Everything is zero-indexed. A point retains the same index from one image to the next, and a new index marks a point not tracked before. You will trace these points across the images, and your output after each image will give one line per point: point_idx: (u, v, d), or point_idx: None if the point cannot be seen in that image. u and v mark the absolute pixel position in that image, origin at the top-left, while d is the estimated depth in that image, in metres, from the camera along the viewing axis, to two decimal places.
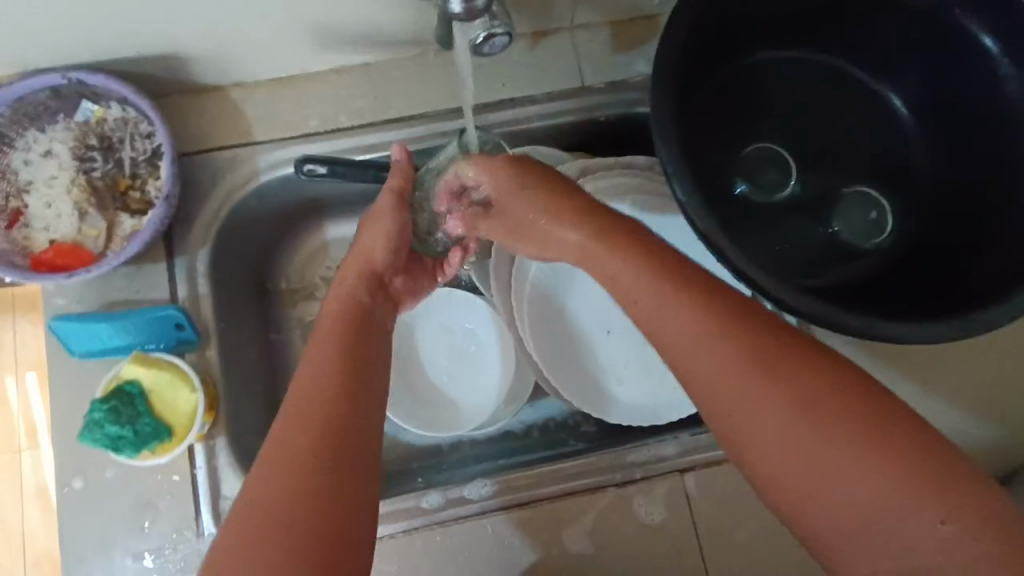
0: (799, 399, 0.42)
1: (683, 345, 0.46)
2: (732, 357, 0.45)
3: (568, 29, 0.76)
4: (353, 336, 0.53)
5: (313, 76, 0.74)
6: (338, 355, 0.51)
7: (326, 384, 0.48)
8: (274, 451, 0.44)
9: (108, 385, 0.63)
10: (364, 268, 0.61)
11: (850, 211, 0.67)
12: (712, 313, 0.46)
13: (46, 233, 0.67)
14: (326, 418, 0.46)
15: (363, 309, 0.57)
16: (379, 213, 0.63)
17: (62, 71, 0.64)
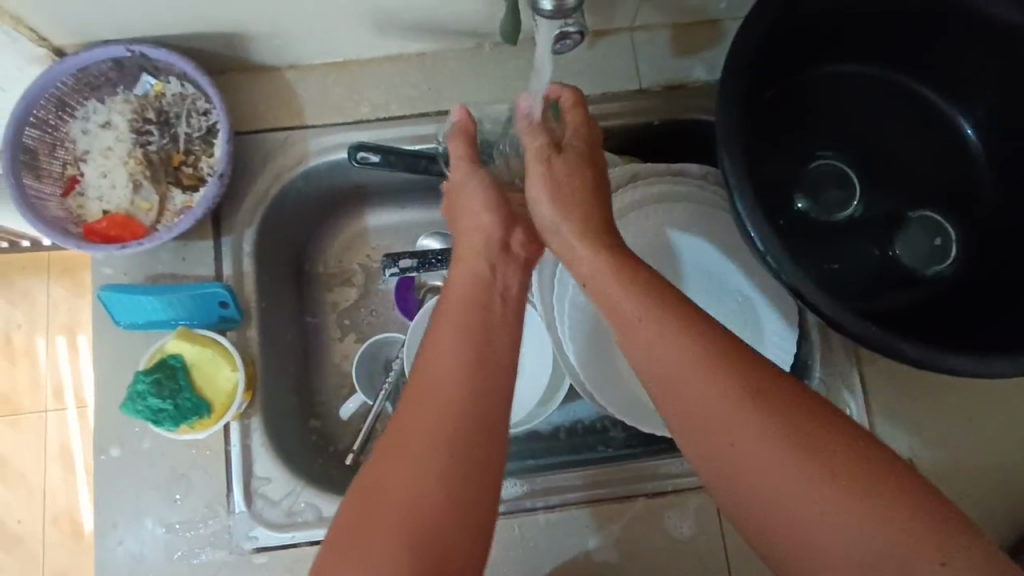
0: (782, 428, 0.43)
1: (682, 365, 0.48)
2: (714, 387, 0.46)
3: (628, 30, 0.74)
4: (475, 308, 0.54)
5: (369, 62, 0.74)
6: (465, 328, 0.52)
7: (459, 353, 0.50)
8: (411, 444, 0.46)
9: (152, 357, 0.64)
10: (475, 246, 0.60)
11: (912, 237, 0.65)
12: (706, 342, 0.48)
13: (101, 203, 0.68)
14: (464, 390, 0.48)
15: (481, 290, 0.56)
16: (470, 186, 0.63)
17: (127, 44, 0.65)
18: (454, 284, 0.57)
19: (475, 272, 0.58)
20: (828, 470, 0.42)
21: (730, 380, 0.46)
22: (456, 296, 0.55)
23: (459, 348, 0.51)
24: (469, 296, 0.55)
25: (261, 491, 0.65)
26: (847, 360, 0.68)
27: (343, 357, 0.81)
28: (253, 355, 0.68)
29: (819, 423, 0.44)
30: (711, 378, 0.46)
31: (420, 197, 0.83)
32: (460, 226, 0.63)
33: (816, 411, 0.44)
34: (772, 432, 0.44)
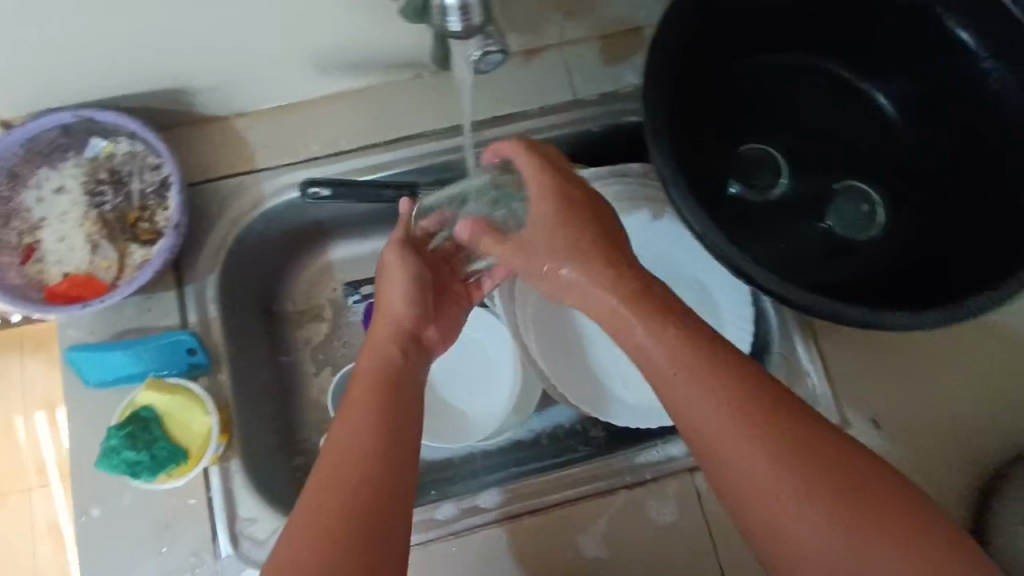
0: (800, 453, 0.46)
1: (706, 388, 0.49)
2: (736, 411, 0.48)
3: (558, 45, 0.78)
4: (388, 384, 0.56)
5: (313, 102, 0.76)
6: (374, 405, 0.53)
7: (358, 441, 0.51)
8: (310, 521, 0.47)
9: (124, 411, 0.64)
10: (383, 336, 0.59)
11: (844, 207, 0.69)
12: (730, 364, 0.50)
13: (60, 267, 0.68)
14: (365, 466, 0.50)
15: (393, 364, 0.57)
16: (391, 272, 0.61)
17: (72, 110, 0.67)
18: (364, 368, 0.57)
19: (381, 356, 0.58)
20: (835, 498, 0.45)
21: (751, 404, 0.48)
22: (357, 389, 0.55)
23: (359, 437, 0.51)
24: (375, 388, 0.55)
25: (248, 532, 0.65)
26: (803, 332, 0.71)
27: (320, 391, 0.81)
28: (227, 399, 0.68)
29: (824, 452, 0.47)
30: (732, 402, 0.48)
31: (379, 226, 0.85)
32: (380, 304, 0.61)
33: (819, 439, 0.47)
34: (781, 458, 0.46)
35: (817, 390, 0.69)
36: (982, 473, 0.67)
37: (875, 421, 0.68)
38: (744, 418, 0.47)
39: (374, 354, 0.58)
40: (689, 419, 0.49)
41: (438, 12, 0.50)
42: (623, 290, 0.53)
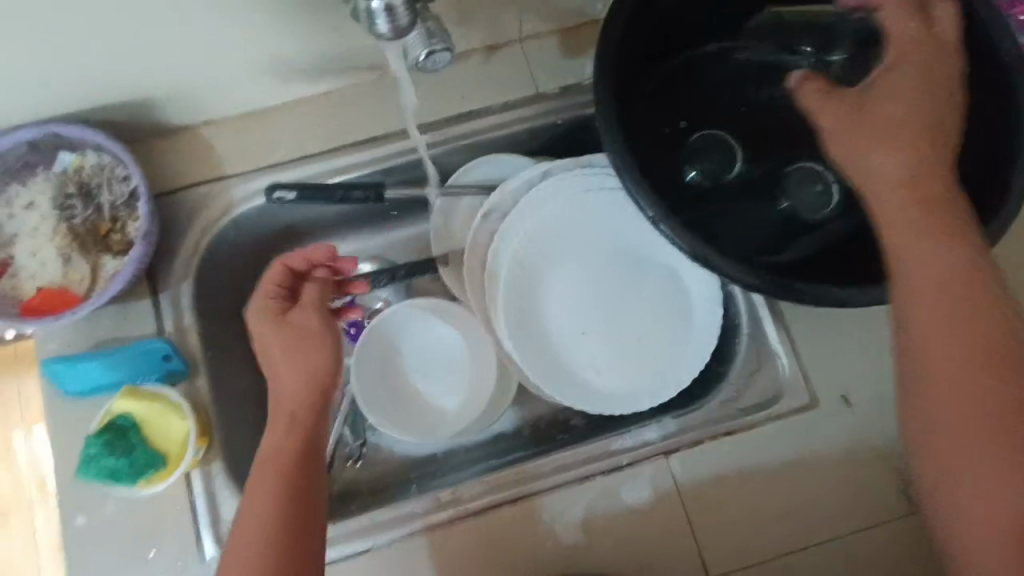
0: (993, 425, 0.44)
1: (940, 318, 0.47)
2: (949, 341, 0.46)
3: (518, 41, 0.79)
4: (290, 469, 0.54)
5: (278, 108, 0.77)
6: (276, 496, 0.53)
7: (259, 536, 0.51)
8: None
9: (102, 419, 0.65)
10: (278, 410, 0.57)
11: (801, 187, 0.69)
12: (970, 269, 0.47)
13: (34, 281, 0.69)
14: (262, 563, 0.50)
15: (293, 446, 0.55)
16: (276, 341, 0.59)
17: (37, 126, 0.68)
18: (268, 451, 0.55)
19: (284, 436, 0.56)
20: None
21: (954, 339, 0.46)
22: (257, 478, 0.54)
23: (258, 533, 0.51)
24: (275, 471, 0.54)
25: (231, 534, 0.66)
26: (771, 314, 0.71)
27: None
28: (205, 404, 0.69)
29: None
30: (951, 327, 0.46)
31: (354, 228, 0.86)
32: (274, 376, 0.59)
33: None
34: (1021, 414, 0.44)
35: (787, 369, 0.70)
36: None
37: (846, 398, 0.68)
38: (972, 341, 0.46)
39: (272, 433, 0.56)
40: (918, 337, 0.47)
41: (365, 15, 0.52)
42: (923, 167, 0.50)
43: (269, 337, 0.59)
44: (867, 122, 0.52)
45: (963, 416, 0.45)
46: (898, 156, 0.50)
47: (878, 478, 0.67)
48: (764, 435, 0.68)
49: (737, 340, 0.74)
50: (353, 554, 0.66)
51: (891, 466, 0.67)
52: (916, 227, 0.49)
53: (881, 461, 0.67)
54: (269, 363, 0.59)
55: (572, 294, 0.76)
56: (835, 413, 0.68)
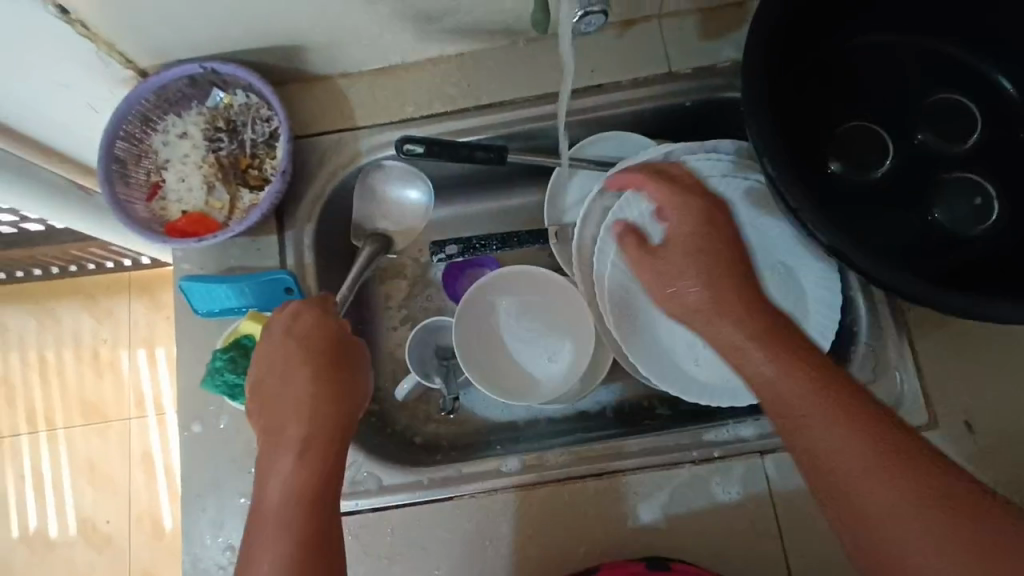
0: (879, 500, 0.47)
1: (815, 409, 0.51)
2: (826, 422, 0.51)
3: (656, 17, 0.77)
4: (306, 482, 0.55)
5: (411, 66, 0.80)
6: (292, 511, 0.53)
7: (276, 549, 0.52)
8: None
9: (229, 337, 0.70)
10: (291, 446, 0.57)
11: (954, 198, 0.64)
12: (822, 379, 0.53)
13: (180, 205, 0.76)
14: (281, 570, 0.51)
15: (308, 460, 0.56)
16: (283, 349, 0.62)
17: (200, 61, 0.73)
18: (278, 466, 0.56)
19: (294, 453, 0.56)
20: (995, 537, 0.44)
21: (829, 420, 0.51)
22: (274, 498, 0.54)
23: (277, 544, 0.52)
24: (290, 486, 0.55)
25: None
26: (896, 329, 0.67)
27: (397, 344, 0.86)
28: None
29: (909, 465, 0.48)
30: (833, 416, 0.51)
31: (464, 190, 0.88)
32: (271, 394, 0.60)
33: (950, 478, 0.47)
34: (930, 505, 0.46)
35: (906, 387, 0.66)
36: None
37: (967, 423, 0.64)
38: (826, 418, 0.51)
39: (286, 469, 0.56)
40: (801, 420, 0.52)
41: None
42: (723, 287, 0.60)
43: (270, 372, 0.61)
44: (714, 331, 0.59)
45: (900, 503, 0.46)
46: (785, 361, 0.55)
47: None
48: None
49: (851, 348, 0.70)
50: (437, 499, 0.68)
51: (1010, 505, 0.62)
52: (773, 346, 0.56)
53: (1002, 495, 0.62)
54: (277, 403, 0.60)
55: None
56: (953, 437, 0.64)
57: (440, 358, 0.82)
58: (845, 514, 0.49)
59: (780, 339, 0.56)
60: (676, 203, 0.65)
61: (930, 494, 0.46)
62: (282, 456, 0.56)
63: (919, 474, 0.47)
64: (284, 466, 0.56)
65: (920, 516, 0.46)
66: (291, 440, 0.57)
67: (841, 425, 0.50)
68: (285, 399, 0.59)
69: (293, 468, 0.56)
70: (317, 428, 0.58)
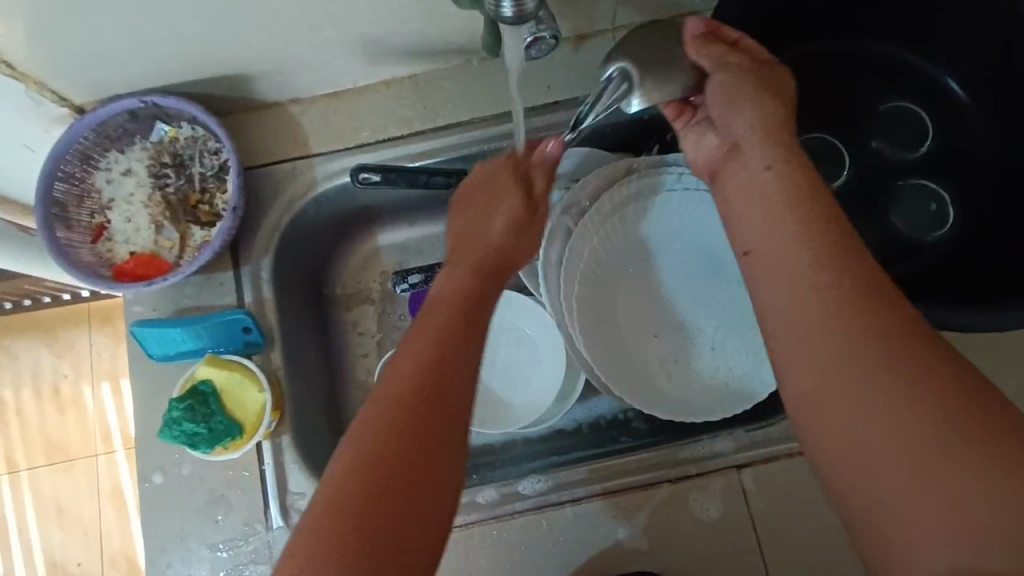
0: (918, 409, 0.39)
1: (816, 302, 0.44)
2: (846, 322, 0.43)
3: (610, 31, 0.76)
4: (466, 308, 0.56)
5: (364, 90, 0.77)
6: (444, 325, 0.54)
7: (417, 351, 0.52)
8: (368, 414, 0.49)
9: (185, 385, 0.67)
10: (456, 301, 0.57)
11: (909, 206, 0.65)
12: (853, 269, 0.44)
13: (127, 245, 0.72)
14: (421, 366, 0.50)
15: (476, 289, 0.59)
16: (502, 198, 0.63)
17: (139, 96, 0.70)
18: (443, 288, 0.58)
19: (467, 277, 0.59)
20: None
21: (849, 313, 0.43)
22: (433, 307, 0.56)
23: (418, 346, 0.52)
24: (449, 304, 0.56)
25: (297, 506, 0.67)
26: None
27: (366, 373, 0.84)
28: (278, 376, 0.71)
29: (942, 385, 0.39)
30: (849, 306, 0.43)
31: (427, 211, 0.86)
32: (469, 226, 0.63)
33: (997, 419, 0.38)
34: (951, 433, 0.38)
35: None
36: None
37: None
38: (860, 315, 0.43)
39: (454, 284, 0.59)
40: (784, 308, 0.46)
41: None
42: (775, 177, 0.50)
43: (478, 212, 0.63)
44: (757, 192, 0.51)
45: (904, 419, 0.39)
46: (813, 244, 0.46)
47: None
48: None
49: None
50: None
51: None
52: (797, 220, 0.48)
53: None
54: (488, 250, 0.61)
55: (649, 302, 0.75)
56: None
57: None
58: (817, 430, 0.43)
59: (815, 234, 0.46)
60: (745, 99, 0.53)
61: (962, 425, 0.38)
62: (456, 280, 0.59)
63: (952, 405, 0.39)
64: (448, 289, 0.58)
65: (931, 436, 0.38)
66: (465, 267, 0.60)
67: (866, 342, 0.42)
68: (478, 232, 0.62)
69: (463, 289, 0.58)
70: (488, 268, 0.61)
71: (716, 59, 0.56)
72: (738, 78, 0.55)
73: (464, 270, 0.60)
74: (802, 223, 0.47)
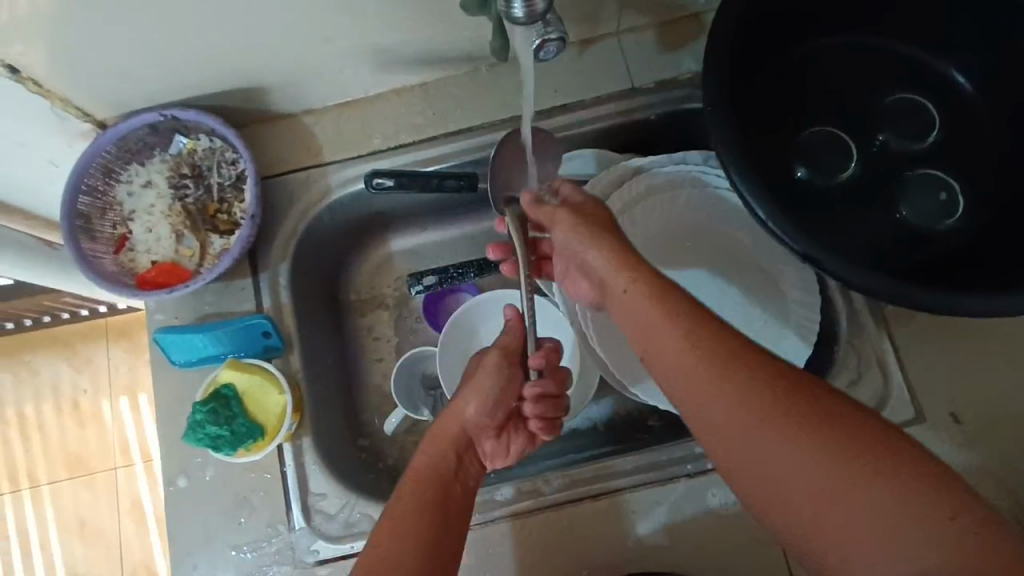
0: (819, 449, 0.43)
1: (710, 384, 0.47)
2: (737, 394, 0.46)
3: (614, 34, 0.78)
4: (444, 463, 0.61)
5: (375, 98, 0.79)
6: (428, 483, 0.58)
7: (405, 504, 0.56)
8: (370, 559, 0.51)
9: (207, 389, 0.69)
10: (430, 470, 0.59)
11: (918, 197, 0.65)
12: (724, 347, 0.48)
13: (149, 255, 0.74)
14: (412, 518, 0.54)
15: (448, 451, 0.61)
16: (484, 379, 0.65)
17: (159, 109, 0.72)
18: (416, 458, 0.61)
19: (437, 449, 0.61)
20: (920, 485, 0.41)
21: (737, 381, 0.47)
22: (411, 476, 0.59)
23: (405, 501, 0.56)
24: (422, 467, 0.59)
25: (319, 507, 0.69)
26: (876, 326, 0.69)
27: (382, 376, 0.85)
28: (298, 379, 0.72)
29: (824, 419, 0.44)
30: (732, 378, 0.47)
31: (439, 216, 0.87)
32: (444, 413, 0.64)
33: (878, 436, 0.43)
34: (848, 465, 0.42)
35: (891, 383, 0.67)
36: None
37: (953, 413, 0.65)
38: (748, 387, 0.46)
39: (437, 451, 0.61)
40: (691, 403, 0.49)
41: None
42: (635, 295, 0.55)
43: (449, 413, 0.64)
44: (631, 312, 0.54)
45: (813, 467, 0.43)
46: (690, 333, 0.50)
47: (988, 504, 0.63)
48: None
49: (833, 351, 0.70)
50: None
51: (1000, 490, 0.63)
52: (666, 333, 0.51)
53: (993, 481, 0.63)
54: (462, 431, 0.63)
55: None
56: (940, 429, 0.65)
57: (427, 388, 0.82)
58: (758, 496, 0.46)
59: (681, 325, 0.50)
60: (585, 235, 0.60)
61: (851, 452, 0.43)
62: (425, 454, 0.61)
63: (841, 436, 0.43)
64: (424, 460, 0.60)
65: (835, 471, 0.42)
66: (434, 443, 0.62)
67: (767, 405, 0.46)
68: (460, 399, 0.64)
69: (435, 458, 0.60)
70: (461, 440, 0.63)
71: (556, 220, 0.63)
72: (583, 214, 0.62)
73: (426, 445, 0.62)
74: (672, 320, 0.51)
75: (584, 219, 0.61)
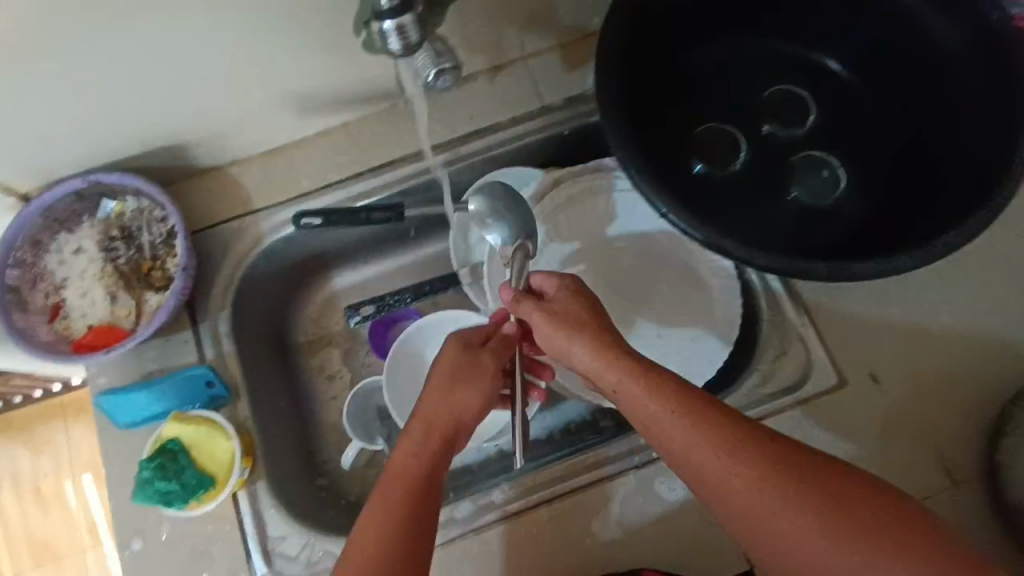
0: (832, 527, 0.46)
1: (717, 462, 0.50)
2: (749, 472, 0.49)
3: (520, 59, 0.82)
4: (429, 465, 0.56)
5: (298, 143, 0.82)
6: (407, 490, 0.53)
7: (383, 516, 0.52)
8: None
9: (154, 445, 0.69)
10: (416, 475, 0.54)
11: (806, 177, 0.71)
12: (730, 429, 0.51)
13: (84, 320, 0.74)
14: (389, 537, 0.50)
15: (437, 449, 0.57)
16: (464, 370, 0.62)
17: (82, 176, 0.73)
18: (401, 454, 0.56)
19: (422, 448, 0.57)
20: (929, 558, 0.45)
21: (748, 460, 0.50)
22: (393, 475, 0.55)
23: (383, 511, 0.52)
24: (405, 466, 0.55)
25: (279, 550, 0.68)
26: (794, 304, 0.73)
27: (337, 413, 0.85)
28: (247, 425, 0.72)
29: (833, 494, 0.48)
30: (740, 455, 0.50)
31: (377, 250, 0.90)
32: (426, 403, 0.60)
33: (885, 511, 0.47)
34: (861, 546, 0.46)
35: (811, 351, 0.71)
36: (983, 415, 0.67)
37: (872, 373, 0.69)
38: (758, 466, 0.49)
39: (422, 453, 0.56)
40: (700, 477, 0.51)
41: (379, 37, 0.53)
42: (626, 396, 0.56)
43: (434, 406, 0.59)
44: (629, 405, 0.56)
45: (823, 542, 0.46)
46: (694, 413, 0.52)
47: (916, 455, 0.66)
48: (794, 417, 0.68)
49: (758, 328, 0.76)
50: None
51: (925, 441, 0.67)
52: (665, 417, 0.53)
53: (917, 433, 0.67)
54: (451, 425, 0.59)
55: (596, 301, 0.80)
56: (863, 390, 0.69)
57: (381, 418, 0.83)
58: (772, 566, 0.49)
59: (687, 406, 0.53)
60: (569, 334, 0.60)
61: (862, 530, 0.46)
62: (407, 455, 0.56)
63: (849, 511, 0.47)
64: (401, 461, 0.56)
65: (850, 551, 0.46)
66: (418, 444, 0.57)
67: (733, 459, 0.50)
68: (443, 395, 0.60)
69: (417, 461, 0.56)
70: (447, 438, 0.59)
71: (528, 316, 0.63)
72: (558, 313, 0.62)
73: (410, 440, 0.57)
74: (672, 404, 0.53)
75: (561, 321, 0.61)
